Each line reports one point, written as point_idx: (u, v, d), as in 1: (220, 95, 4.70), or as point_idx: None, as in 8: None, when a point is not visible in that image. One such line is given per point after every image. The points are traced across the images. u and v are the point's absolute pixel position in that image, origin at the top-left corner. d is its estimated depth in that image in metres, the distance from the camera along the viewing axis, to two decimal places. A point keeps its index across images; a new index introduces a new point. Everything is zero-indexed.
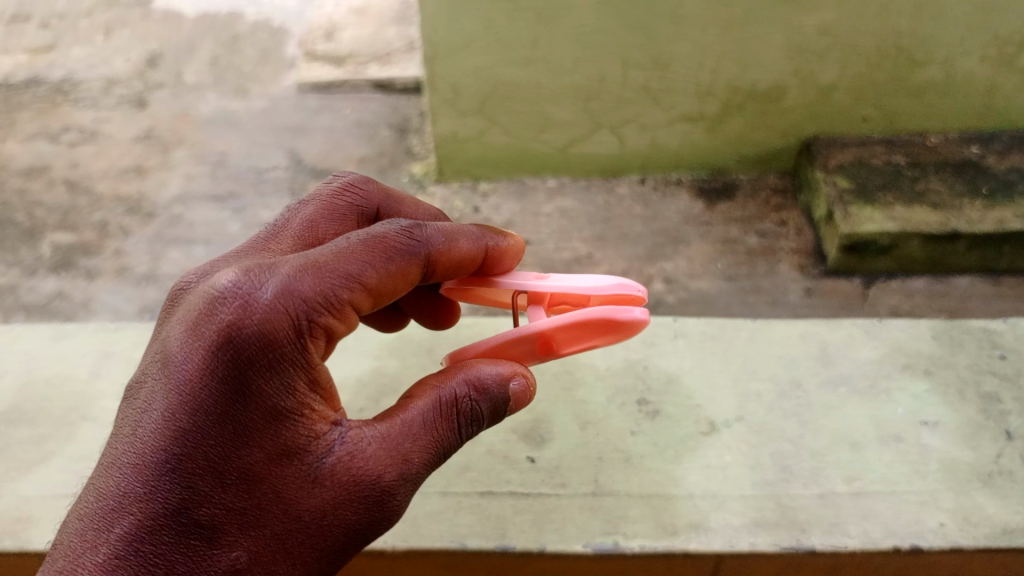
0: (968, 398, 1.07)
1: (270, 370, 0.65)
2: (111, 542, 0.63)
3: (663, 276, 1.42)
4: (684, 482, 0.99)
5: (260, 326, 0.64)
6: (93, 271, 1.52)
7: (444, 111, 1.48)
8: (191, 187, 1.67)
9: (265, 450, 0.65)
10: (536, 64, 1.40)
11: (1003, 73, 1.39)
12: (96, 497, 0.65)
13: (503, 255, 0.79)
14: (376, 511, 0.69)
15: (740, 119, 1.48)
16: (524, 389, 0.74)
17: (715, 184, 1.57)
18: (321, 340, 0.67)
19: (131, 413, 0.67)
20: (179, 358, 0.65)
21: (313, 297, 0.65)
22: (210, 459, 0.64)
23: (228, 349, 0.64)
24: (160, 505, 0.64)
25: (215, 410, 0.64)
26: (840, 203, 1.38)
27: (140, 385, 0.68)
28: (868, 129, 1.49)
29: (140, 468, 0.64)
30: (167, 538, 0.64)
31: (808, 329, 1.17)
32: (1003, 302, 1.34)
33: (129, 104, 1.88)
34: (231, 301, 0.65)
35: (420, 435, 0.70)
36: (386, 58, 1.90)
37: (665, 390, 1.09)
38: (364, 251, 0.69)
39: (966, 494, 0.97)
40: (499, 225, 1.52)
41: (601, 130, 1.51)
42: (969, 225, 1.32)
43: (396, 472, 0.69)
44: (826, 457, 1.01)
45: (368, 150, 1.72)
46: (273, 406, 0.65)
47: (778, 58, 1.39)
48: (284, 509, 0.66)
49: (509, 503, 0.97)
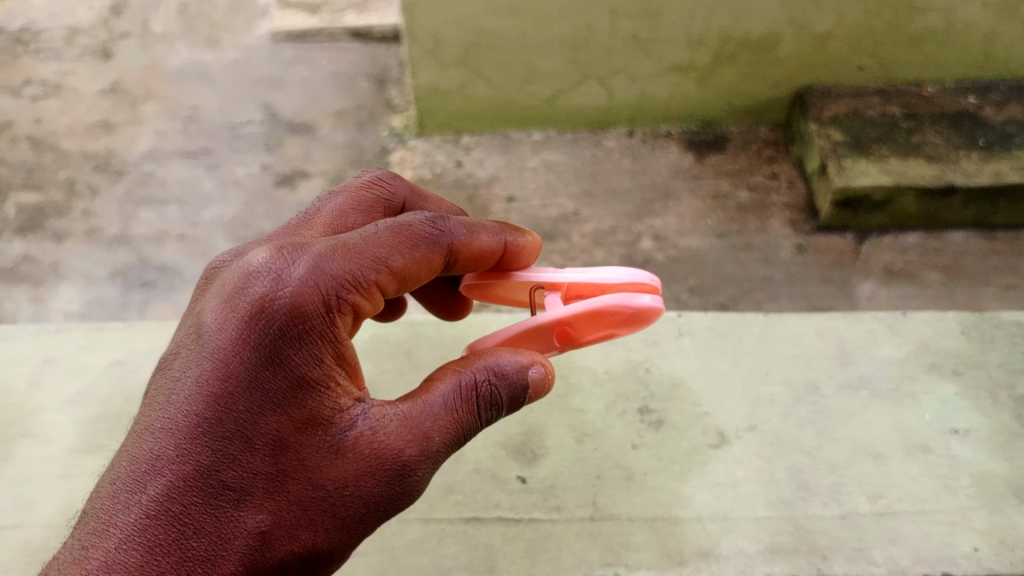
0: (1000, 403, 1.09)
1: (298, 343, 0.62)
2: (143, 502, 0.60)
3: (652, 233, 1.36)
4: (692, 503, 1.00)
5: (291, 297, 0.61)
6: (61, 233, 1.44)
7: (425, 63, 1.39)
8: (162, 144, 1.58)
9: (292, 418, 0.62)
10: (520, 14, 1.32)
11: (1004, 21, 1.32)
12: (128, 459, 0.61)
13: (521, 251, 0.75)
14: (397, 486, 0.64)
15: (733, 69, 1.41)
16: (543, 377, 0.68)
17: (706, 136, 1.50)
18: (348, 318, 0.64)
19: (162, 381, 0.64)
20: (211, 329, 0.62)
21: (341, 275, 0.63)
22: (238, 426, 0.61)
23: (261, 319, 0.61)
24: (191, 466, 0.60)
25: (246, 377, 0.61)
26: (834, 155, 1.32)
27: (171, 356, 0.64)
28: (864, 80, 1.42)
29: (171, 431, 0.61)
30: (195, 497, 0.60)
31: (826, 325, 1.18)
32: (997, 258, 1.29)
33: (94, 56, 1.77)
34: (264, 273, 0.62)
35: (441, 416, 0.66)
36: (364, 5, 1.79)
37: (669, 397, 1.10)
38: (391, 236, 0.67)
39: (1000, 512, 0.99)
40: (482, 181, 1.45)
41: (588, 81, 1.43)
42: (966, 178, 1.27)
43: (418, 448, 0.65)
44: (848, 471, 1.02)
45: (346, 103, 1.62)
46: (301, 376, 0.62)
47: (773, 7, 1.31)
48: (309, 477, 0.62)
49: (499, 530, 0.98)
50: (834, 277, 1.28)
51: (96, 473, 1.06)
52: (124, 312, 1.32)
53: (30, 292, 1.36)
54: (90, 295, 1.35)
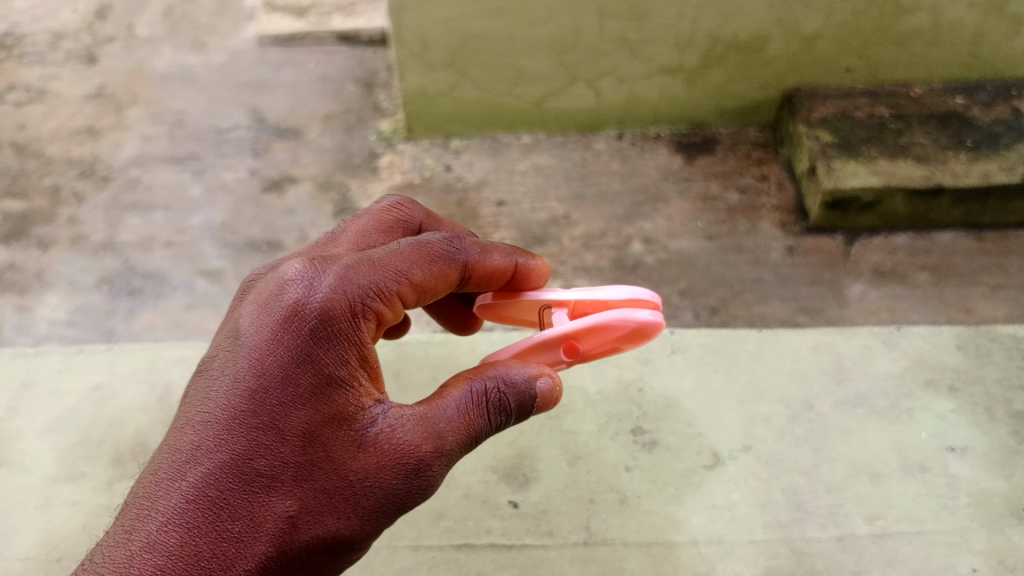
0: (998, 419, 1.09)
1: (327, 344, 0.65)
2: (183, 488, 0.61)
3: (642, 236, 1.36)
4: (687, 526, 1.00)
5: (322, 302, 0.65)
6: (46, 240, 1.42)
7: (412, 65, 1.38)
8: (148, 149, 1.56)
9: (320, 412, 0.64)
10: (507, 15, 1.30)
11: (991, 20, 1.31)
12: (167, 449, 0.63)
13: (531, 274, 0.79)
14: (414, 481, 0.66)
15: (721, 70, 1.40)
16: (552, 388, 0.70)
17: (695, 138, 1.49)
18: (372, 323, 0.67)
19: (199, 379, 0.66)
20: (246, 332, 0.65)
21: (367, 285, 0.66)
22: (270, 417, 0.63)
23: (295, 321, 0.65)
24: (227, 455, 0.62)
25: (279, 374, 0.64)
26: (823, 157, 1.31)
27: (208, 358, 0.67)
28: (852, 81, 1.41)
29: (209, 422, 0.63)
30: (230, 484, 0.62)
31: (821, 340, 1.17)
32: (986, 259, 1.29)
33: (78, 60, 1.75)
34: (296, 281, 0.65)
35: (454, 417, 0.67)
36: (351, 8, 1.77)
37: (663, 417, 1.09)
38: (412, 252, 0.70)
39: (999, 532, 0.99)
40: (472, 184, 1.44)
41: (576, 83, 1.42)
42: (954, 179, 1.26)
43: (433, 446, 0.66)
44: (844, 492, 1.03)
45: (334, 107, 1.60)
46: (329, 373, 0.65)
47: (761, 7, 1.30)
48: (334, 467, 0.64)
49: (490, 556, 0.98)
50: (824, 278, 1.28)
51: (79, 500, 1.07)
52: (111, 319, 1.30)
53: (15, 300, 1.34)
54: (75, 302, 1.33)
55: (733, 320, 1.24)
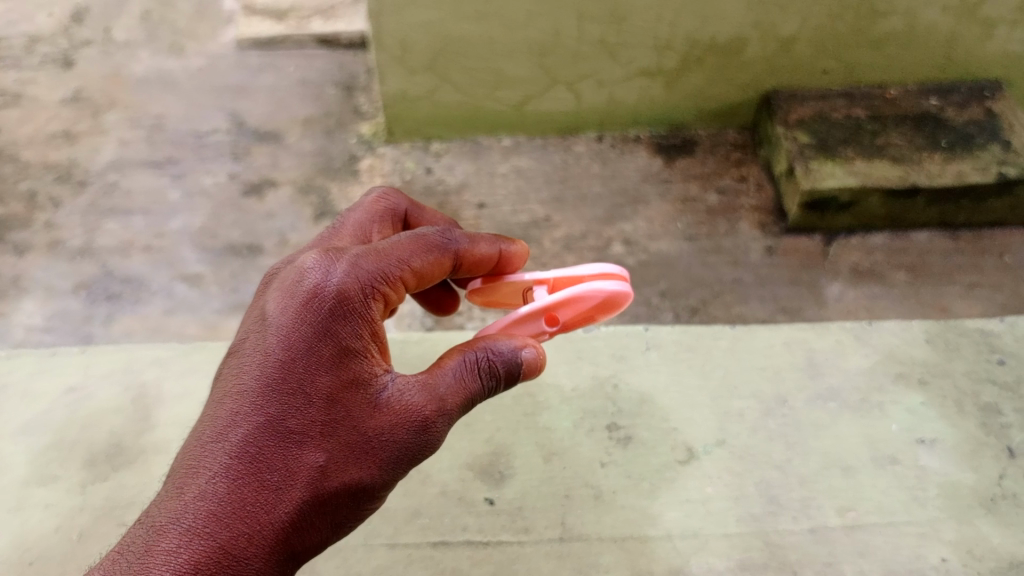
0: (966, 412, 1.10)
1: (343, 321, 0.68)
2: (224, 449, 0.64)
3: (623, 238, 1.36)
4: (662, 521, 1.01)
5: (337, 285, 0.68)
6: (23, 245, 1.41)
7: (393, 69, 1.38)
8: (126, 153, 1.55)
9: (339, 378, 0.67)
10: (487, 19, 1.31)
11: (964, 23, 1.33)
12: (206, 419, 0.66)
13: (513, 258, 0.80)
14: (422, 437, 0.69)
15: (700, 73, 1.41)
16: (536, 358, 0.71)
17: (675, 140, 1.50)
18: (380, 303, 0.70)
19: (232, 358, 0.69)
20: (271, 314, 0.68)
21: (378, 268, 0.69)
22: (297, 385, 0.66)
23: (313, 304, 0.68)
24: (261, 418, 0.65)
25: (303, 347, 0.67)
26: (801, 158, 1.32)
27: (238, 340, 0.70)
28: (829, 82, 1.42)
29: (241, 390, 0.66)
30: (264, 444, 0.65)
31: (795, 336, 1.18)
32: (961, 257, 1.31)
33: (55, 64, 1.73)
34: (313, 269, 0.69)
35: (453, 383, 0.70)
36: (331, 12, 1.76)
37: (638, 413, 1.10)
38: (414, 240, 0.73)
39: (969, 523, 1.01)
40: (452, 187, 1.44)
41: (556, 86, 1.43)
42: (929, 179, 1.28)
43: (436, 407, 0.69)
44: (817, 485, 1.04)
45: (314, 110, 1.60)
46: (346, 346, 0.68)
47: (738, 10, 1.31)
48: (353, 426, 0.67)
49: (465, 553, 0.98)
50: (802, 278, 1.29)
51: (50, 505, 1.06)
52: (89, 325, 1.29)
53: None
54: (52, 308, 1.32)
55: (713, 320, 1.24)
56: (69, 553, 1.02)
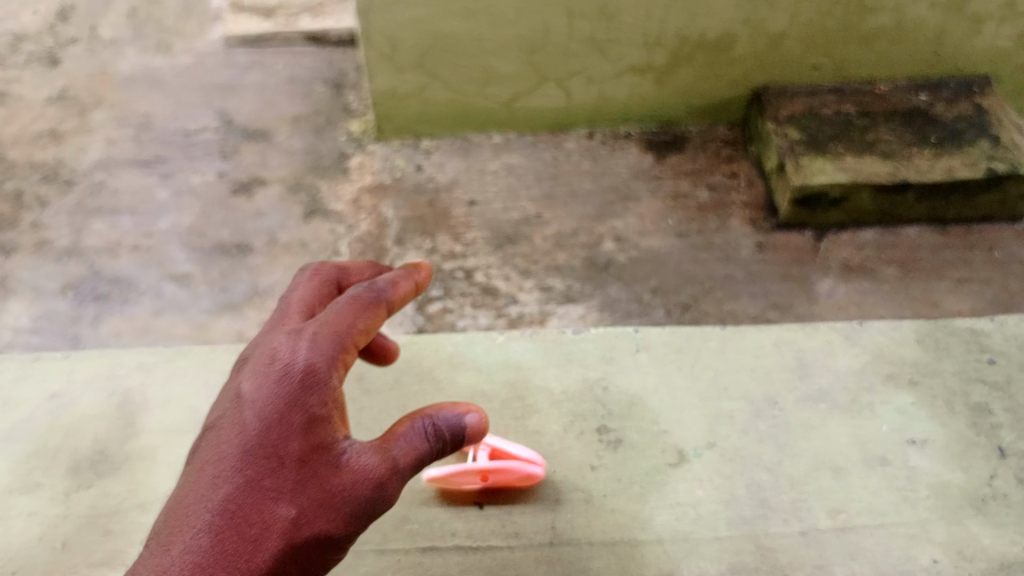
0: (956, 412, 1.11)
1: (308, 390, 0.69)
2: (200, 518, 0.65)
3: (614, 235, 1.35)
4: (652, 525, 1.01)
5: (302, 358, 0.69)
6: (9, 246, 1.39)
7: (382, 67, 1.37)
8: (113, 152, 1.54)
9: (306, 443, 0.68)
10: (476, 16, 1.30)
11: (952, 19, 1.33)
12: (180, 492, 0.67)
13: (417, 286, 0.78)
14: (383, 494, 0.69)
15: (690, 69, 1.41)
16: (478, 420, 0.73)
17: (665, 137, 1.50)
18: (341, 369, 0.71)
19: (205, 434, 0.70)
20: (243, 392, 0.69)
21: (337, 336, 0.71)
22: (266, 453, 0.67)
23: (281, 377, 0.69)
24: (233, 486, 0.66)
25: (273, 418, 0.68)
26: (791, 154, 1.32)
27: (210, 418, 0.71)
28: (819, 78, 1.42)
29: (217, 459, 0.67)
30: (238, 511, 0.65)
31: (784, 337, 1.19)
32: (951, 252, 1.31)
33: (40, 62, 1.72)
34: (280, 347, 0.70)
35: (407, 445, 0.71)
36: (319, 9, 1.75)
37: (628, 415, 1.10)
38: (365, 304, 0.73)
39: (959, 523, 1.01)
40: (442, 185, 1.43)
41: (546, 83, 1.42)
42: (919, 175, 1.28)
43: (393, 466, 0.70)
44: (807, 486, 1.04)
45: (303, 108, 1.59)
46: (311, 412, 0.68)
47: (727, 6, 1.31)
48: (322, 488, 0.68)
49: (455, 558, 0.98)
50: (793, 274, 1.29)
51: (34, 513, 1.05)
52: (77, 325, 1.27)
53: None
54: (39, 309, 1.30)
55: (704, 317, 1.24)
56: (57, 559, 1.01)
